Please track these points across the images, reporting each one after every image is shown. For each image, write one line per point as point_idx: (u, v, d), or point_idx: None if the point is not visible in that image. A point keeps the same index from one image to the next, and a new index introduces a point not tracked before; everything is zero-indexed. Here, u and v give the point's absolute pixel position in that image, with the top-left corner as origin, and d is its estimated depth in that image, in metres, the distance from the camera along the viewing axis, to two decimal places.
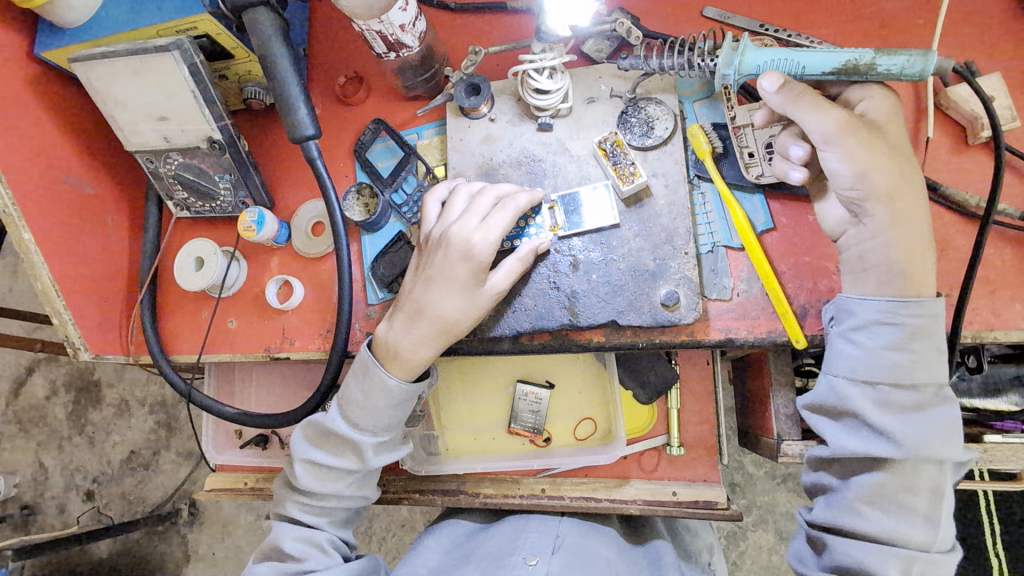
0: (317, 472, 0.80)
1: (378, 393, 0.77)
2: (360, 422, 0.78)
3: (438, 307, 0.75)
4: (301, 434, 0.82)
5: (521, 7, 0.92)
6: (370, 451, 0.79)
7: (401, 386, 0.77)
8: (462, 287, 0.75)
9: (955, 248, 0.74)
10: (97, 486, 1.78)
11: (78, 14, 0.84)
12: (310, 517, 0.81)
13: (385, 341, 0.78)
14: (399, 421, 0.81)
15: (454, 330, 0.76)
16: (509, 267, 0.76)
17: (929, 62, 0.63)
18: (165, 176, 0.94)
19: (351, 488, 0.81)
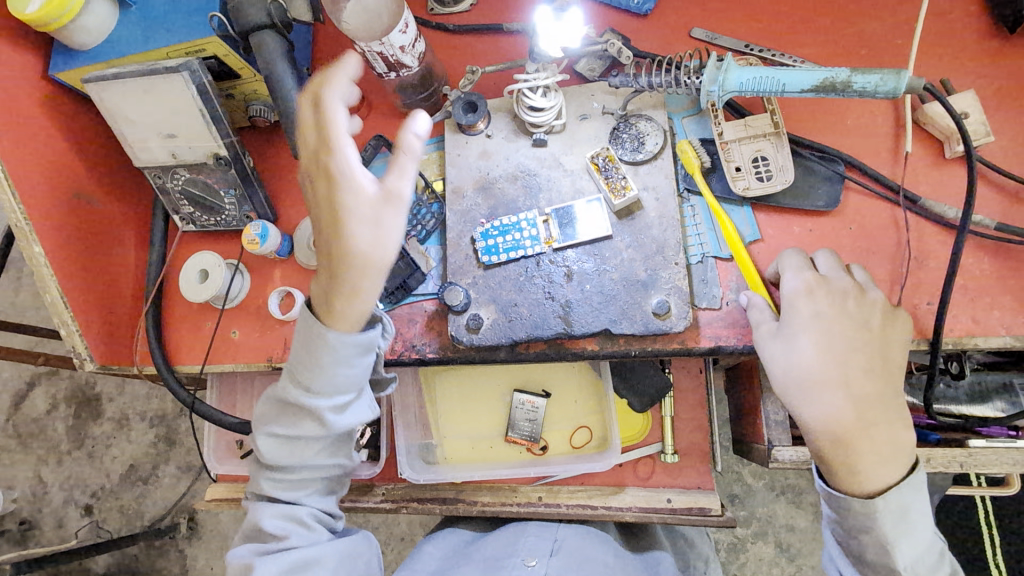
0: (282, 445, 0.73)
1: (322, 353, 0.67)
2: (312, 389, 0.69)
3: (346, 245, 0.62)
4: (260, 410, 0.76)
5: (517, 29, 0.95)
6: (327, 413, 0.70)
7: (346, 339, 0.67)
8: (359, 211, 0.62)
9: (935, 257, 0.77)
10: (95, 500, 1.79)
11: (91, 37, 0.88)
12: (286, 493, 0.75)
13: (315, 304, 0.67)
14: (358, 377, 0.70)
15: (381, 258, 0.63)
16: (400, 165, 0.61)
17: (901, 80, 0.66)
18: (172, 192, 0.97)
19: (321, 455, 0.74)
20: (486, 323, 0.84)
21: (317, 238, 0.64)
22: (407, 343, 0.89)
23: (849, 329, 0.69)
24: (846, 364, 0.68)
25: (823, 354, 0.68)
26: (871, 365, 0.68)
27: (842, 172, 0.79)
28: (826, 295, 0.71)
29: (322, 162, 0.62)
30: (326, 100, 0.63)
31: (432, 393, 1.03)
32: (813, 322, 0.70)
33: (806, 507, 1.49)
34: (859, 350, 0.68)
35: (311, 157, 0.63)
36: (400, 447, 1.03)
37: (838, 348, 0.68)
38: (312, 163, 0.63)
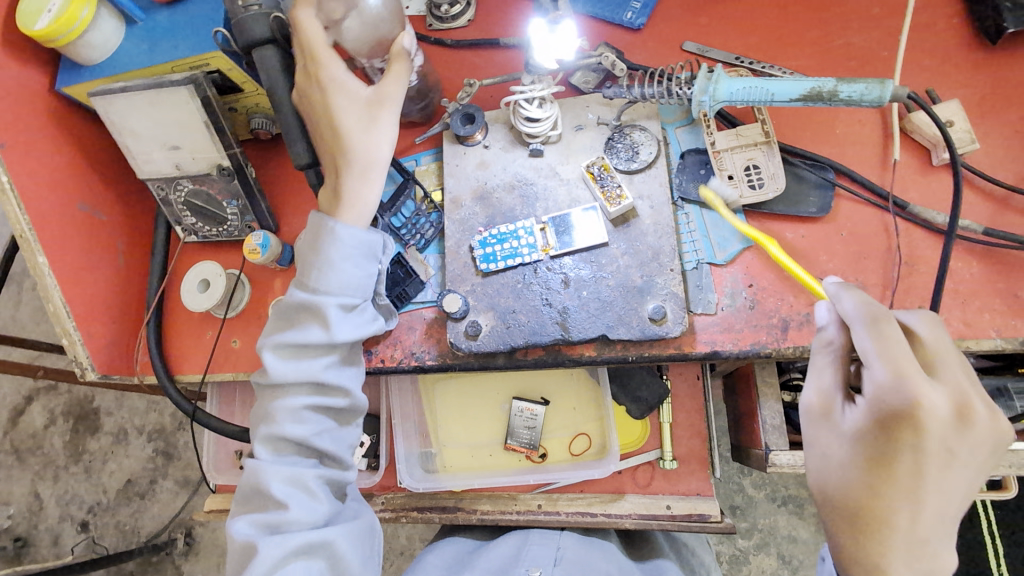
0: (291, 356, 0.77)
1: (329, 247, 0.77)
2: (322, 286, 0.77)
3: (349, 147, 0.78)
4: (269, 330, 0.80)
5: (513, 43, 0.98)
6: (335, 307, 0.77)
7: (352, 231, 0.78)
8: (354, 113, 0.78)
9: (925, 262, 0.78)
10: (92, 516, 1.77)
11: (99, 53, 0.90)
12: (293, 428, 0.75)
13: (326, 203, 0.82)
14: (362, 280, 0.80)
15: (377, 158, 0.79)
16: (393, 75, 0.78)
17: (886, 89, 0.68)
18: (175, 203, 0.99)
19: (330, 369, 0.77)
20: (484, 329, 0.85)
21: (326, 145, 0.81)
22: (407, 350, 0.90)
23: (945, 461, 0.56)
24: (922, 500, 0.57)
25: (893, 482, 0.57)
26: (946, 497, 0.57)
27: (832, 179, 0.81)
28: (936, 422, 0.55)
29: (317, 82, 0.77)
30: (303, 26, 0.77)
31: (431, 402, 1.04)
32: (898, 450, 0.56)
33: (808, 518, 1.49)
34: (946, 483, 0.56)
35: (308, 80, 0.78)
36: (399, 455, 1.03)
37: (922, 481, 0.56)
38: (312, 86, 0.78)
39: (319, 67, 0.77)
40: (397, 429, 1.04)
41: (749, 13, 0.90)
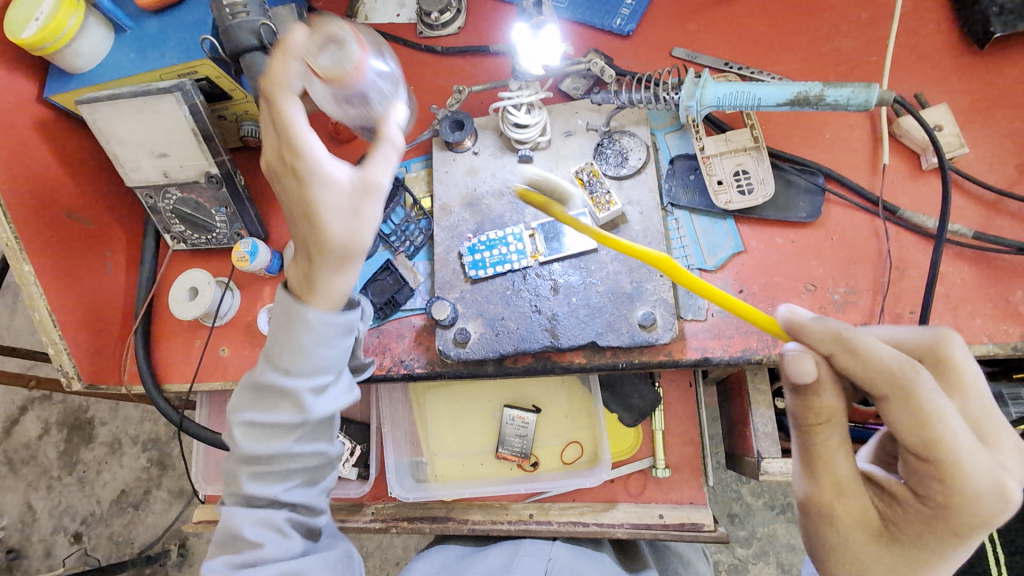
0: (258, 436, 0.65)
1: (299, 332, 0.62)
2: (291, 367, 0.62)
3: (326, 239, 0.60)
4: (235, 399, 0.67)
5: (502, 50, 0.98)
6: (309, 395, 0.63)
7: (327, 318, 0.63)
8: (334, 202, 0.59)
9: (915, 266, 0.78)
10: (85, 527, 1.75)
11: (87, 61, 0.90)
12: (262, 490, 0.66)
13: (294, 280, 0.64)
14: (338, 359, 0.65)
15: (359, 248, 0.61)
16: (381, 157, 0.61)
17: (872, 93, 0.68)
18: (164, 211, 0.99)
19: (302, 445, 0.65)
20: (473, 337, 0.84)
21: (296, 232, 0.62)
22: (396, 358, 0.89)
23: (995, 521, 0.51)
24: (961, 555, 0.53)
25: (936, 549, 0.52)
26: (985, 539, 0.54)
27: (821, 184, 0.81)
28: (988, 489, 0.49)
29: (291, 167, 0.59)
30: (281, 100, 0.58)
31: (422, 410, 1.03)
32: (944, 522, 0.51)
33: None
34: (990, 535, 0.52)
35: (281, 163, 0.60)
36: (389, 464, 1.02)
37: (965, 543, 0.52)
38: (283, 168, 0.60)
39: (292, 151, 0.58)
40: (387, 438, 1.03)
41: (737, 18, 0.90)
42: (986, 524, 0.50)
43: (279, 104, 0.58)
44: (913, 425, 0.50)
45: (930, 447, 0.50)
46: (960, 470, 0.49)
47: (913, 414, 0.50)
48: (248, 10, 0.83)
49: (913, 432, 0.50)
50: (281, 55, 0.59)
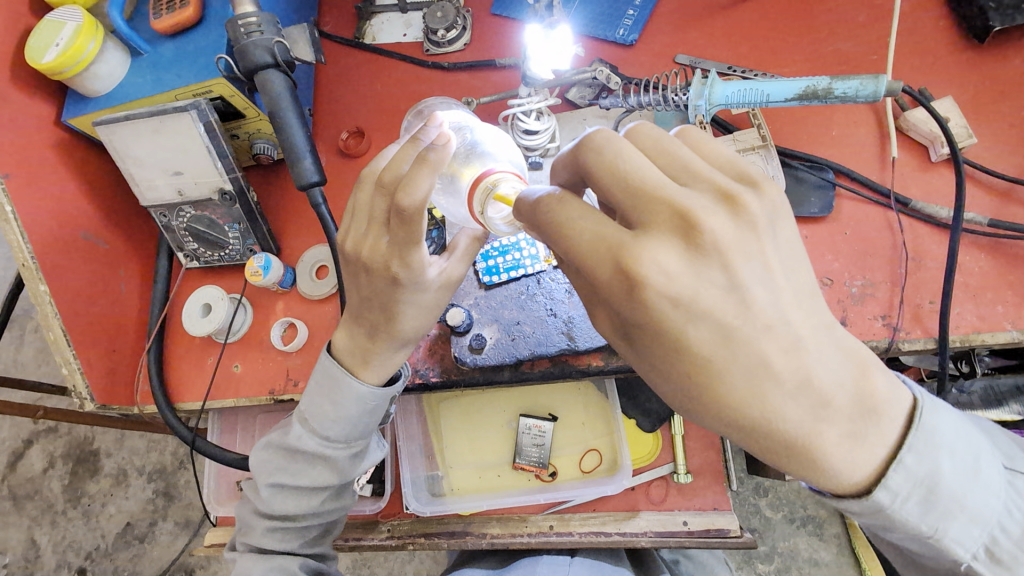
0: (288, 493, 0.73)
1: (346, 402, 0.71)
2: (331, 434, 0.72)
3: (397, 329, 0.68)
4: (259, 457, 0.75)
5: (509, 63, 1.00)
6: (345, 461, 0.73)
7: (375, 394, 0.71)
8: (419, 302, 0.66)
9: (932, 257, 0.77)
10: (90, 562, 1.71)
11: (104, 84, 0.92)
12: (284, 542, 0.74)
13: (345, 352, 0.71)
14: (371, 427, 0.75)
15: (421, 333, 0.71)
16: (466, 249, 0.68)
17: (881, 85, 0.70)
18: (177, 229, 1.00)
19: (327, 503, 0.75)
20: (489, 342, 0.83)
21: (365, 315, 0.67)
22: (411, 368, 0.88)
23: (794, 416, 0.43)
24: (813, 467, 0.44)
25: (758, 451, 0.46)
26: (852, 439, 0.44)
27: (832, 179, 0.81)
28: (741, 376, 0.43)
29: (394, 270, 0.61)
30: (418, 211, 0.55)
31: (436, 421, 1.02)
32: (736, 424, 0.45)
33: (829, 539, 1.43)
34: (827, 434, 0.43)
35: (382, 265, 0.61)
36: (405, 479, 1.00)
37: (781, 450, 0.44)
38: (382, 270, 0.61)
39: (405, 263, 0.60)
40: (402, 452, 1.01)
41: (739, 24, 0.92)
42: (778, 417, 0.43)
43: (412, 219, 0.56)
44: (640, 324, 0.45)
45: (669, 342, 0.44)
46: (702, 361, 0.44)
47: (634, 310, 0.44)
48: (262, 29, 0.85)
49: (640, 326, 0.45)
50: (422, 169, 0.53)
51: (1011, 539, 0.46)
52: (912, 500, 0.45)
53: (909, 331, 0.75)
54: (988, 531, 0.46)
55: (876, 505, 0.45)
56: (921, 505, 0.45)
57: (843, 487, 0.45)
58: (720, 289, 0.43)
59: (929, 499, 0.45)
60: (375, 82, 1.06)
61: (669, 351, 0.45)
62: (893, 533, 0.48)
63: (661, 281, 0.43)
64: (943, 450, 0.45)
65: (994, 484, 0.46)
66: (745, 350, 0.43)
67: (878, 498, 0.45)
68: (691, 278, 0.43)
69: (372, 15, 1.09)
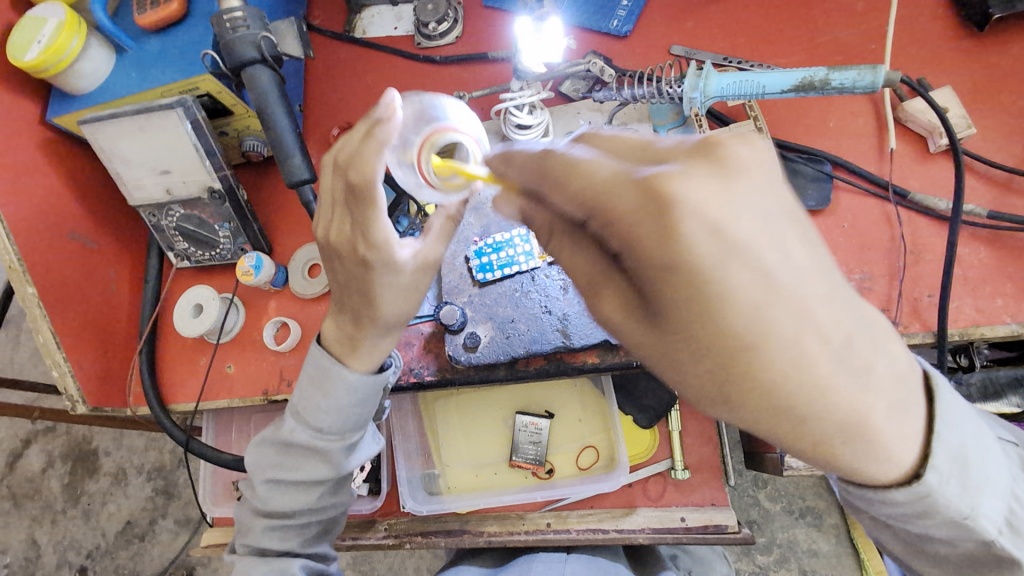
0: (284, 490, 0.73)
1: (338, 393, 0.69)
2: (323, 426, 0.71)
3: (380, 314, 0.64)
4: (256, 455, 0.75)
5: (501, 56, 0.99)
6: (340, 453, 0.72)
7: (366, 381, 0.70)
8: (396, 285, 0.62)
9: (931, 249, 0.76)
10: (90, 561, 1.71)
11: (88, 82, 0.90)
12: (282, 541, 0.74)
13: (333, 339, 0.70)
14: (365, 417, 0.73)
15: (405, 319, 0.67)
16: (438, 231, 0.65)
17: (878, 75, 0.68)
18: (167, 229, 0.99)
19: (324, 498, 0.75)
20: (483, 341, 0.82)
21: (347, 303, 0.65)
22: (405, 367, 0.87)
23: (848, 401, 0.37)
24: (864, 451, 0.39)
25: (802, 449, 0.40)
26: (896, 414, 0.39)
27: (829, 171, 0.80)
28: (792, 342, 0.35)
29: (362, 252, 0.59)
30: (373, 188, 0.55)
31: (432, 420, 1.01)
32: (770, 419, 0.38)
33: (828, 530, 1.43)
34: (878, 416, 0.38)
35: (350, 248, 0.60)
36: (401, 478, 1.00)
37: (835, 443, 0.39)
38: (351, 252, 0.60)
39: (369, 243, 0.58)
40: (399, 450, 1.01)
41: (735, 13, 0.90)
42: (840, 399, 0.37)
43: (365, 192, 0.55)
44: (678, 285, 0.36)
45: (704, 326, 0.36)
46: (762, 341, 0.35)
47: (675, 263, 0.35)
48: (248, 23, 0.83)
49: (680, 305, 0.36)
50: (369, 143, 0.54)
51: (1019, 504, 0.47)
52: (952, 479, 0.44)
53: (908, 325, 0.74)
54: (1006, 499, 0.46)
55: (925, 489, 0.43)
56: (959, 482, 0.44)
57: (889, 475, 0.43)
58: (766, 243, 0.35)
59: (964, 474, 0.44)
60: (365, 77, 1.05)
61: (704, 315, 0.36)
62: (929, 518, 0.45)
63: (698, 211, 0.35)
64: (966, 424, 0.45)
65: (995, 450, 0.47)
66: (805, 321, 0.35)
67: (927, 481, 0.43)
68: (728, 210, 0.35)
69: (362, 8, 1.08)
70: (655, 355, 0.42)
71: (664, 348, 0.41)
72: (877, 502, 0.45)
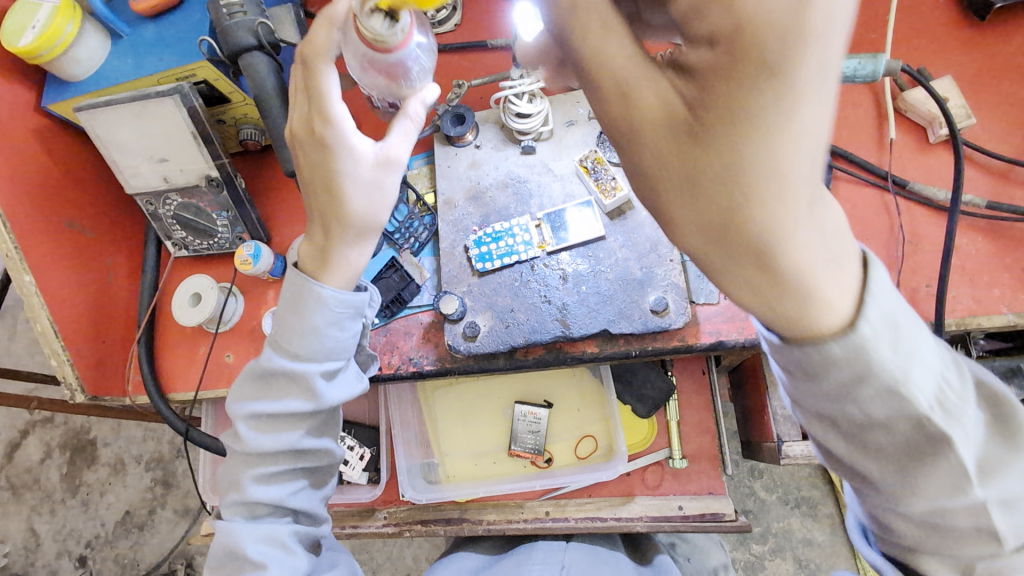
0: (266, 428, 0.70)
1: (314, 311, 0.68)
2: (300, 351, 0.68)
3: (345, 213, 0.67)
4: (236, 393, 0.72)
5: (500, 44, 0.98)
6: (320, 383, 0.69)
7: (340, 295, 0.69)
8: (358, 178, 0.67)
9: (929, 240, 0.77)
10: (90, 550, 1.72)
11: (83, 68, 0.89)
12: (270, 493, 0.70)
13: (306, 259, 0.71)
14: (346, 342, 0.71)
15: (375, 222, 0.70)
16: (400, 130, 0.69)
17: (879, 64, 0.68)
18: (164, 217, 0.98)
19: (309, 438, 0.71)
20: (483, 330, 0.83)
21: (314, 203, 0.69)
22: (404, 357, 0.88)
23: (817, 237, 0.43)
24: (806, 284, 0.43)
25: (751, 283, 0.45)
26: (837, 268, 0.43)
27: (829, 161, 0.80)
28: (806, 155, 0.41)
29: (318, 130, 0.65)
30: (320, 66, 0.64)
31: (431, 410, 1.01)
32: (743, 239, 0.43)
33: (823, 519, 1.44)
34: (822, 263, 0.43)
35: (308, 131, 0.66)
36: (401, 467, 1.00)
37: (792, 273, 0.43)
38: (306, 131, 0.66)
39: (322, 118, 0.65)
40: (397, 440, 1.02)
41: None
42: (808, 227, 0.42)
43: (319, 77, 0.64)
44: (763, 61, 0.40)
45: (740, 116, 0.41)
46: (781, 138, 0.41)
47: (778, 41, 0.39)
48: (245, 10, 0.83)
49: (751, 74, 0.40)
50: (321, 23, 0.63)
51: (950, 388, 0.45)
52: (885, 337, 0.43)
53: None
54: (938, 373, 0.44)
55: (861, 339, 0.43)
56: (892, 343, 0.43)
57: (817, 323, 0.44)
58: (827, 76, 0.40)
59: (900, 339, 0.43)
60: None
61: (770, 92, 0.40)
62: (864, 387, 0.44)
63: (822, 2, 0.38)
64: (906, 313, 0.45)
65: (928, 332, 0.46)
66: (812, 150, 0.41)
67: (861, 331, 0.43)
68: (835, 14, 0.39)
69: None
70: (670, 164, 0.45)
71: (686, 150, 0.44)
72: (816, 373, 0.45)
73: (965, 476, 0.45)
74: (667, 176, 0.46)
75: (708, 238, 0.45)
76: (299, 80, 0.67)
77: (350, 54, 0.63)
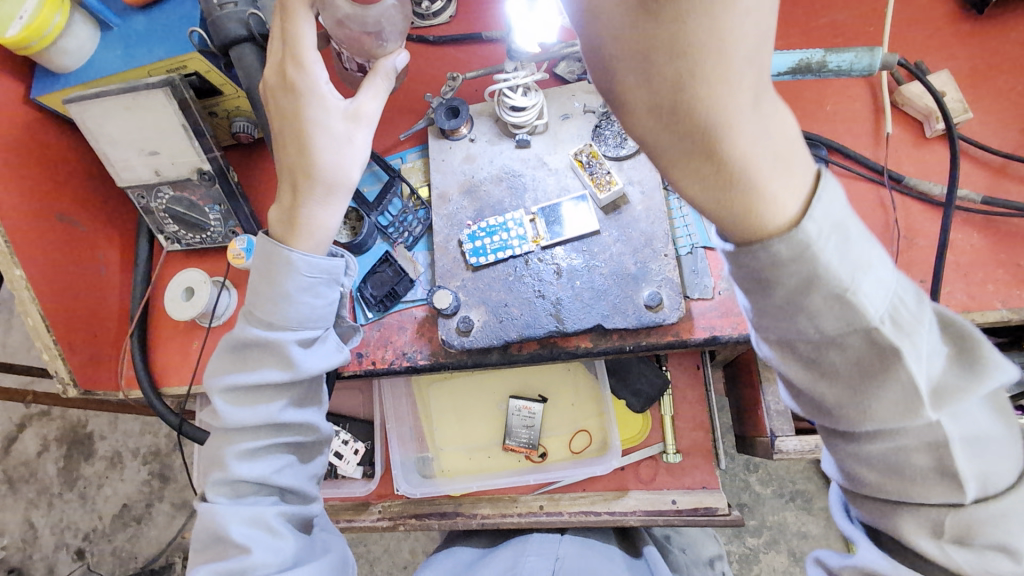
0: (245, 400, 0.70)
1: (285, 276, 0.68)
2: (274, 319, 0.68)
3: (314, 163, 0.69)
4: (214, 367, 0.72)
5: (495, 36, 0.97)
6: (296, 352, 0.69)
7: (310, 258, 0.69)
8: (328, 130, 0.70)
9: (924, 235, 0.76)
10: (87, 543, 1.72)
11: (73, 59, 0.88)
12: (254, 471, 0.69)
13: (276, 221, 0.72)
14: (322, 309, 0.71)
15: (344, 176, 0.71)
16: (370, 90, 0.73)
17: (875, 58, 0.67)
18: (156, 211, 0.98)
19: (288, 410, 0.71)
20: (476, 325, 0.82)
21: (284, 157, 0.71)
22: (398, 351, 0.87)
23: (763, 137, 0.44)
24: (753, 182, 0.44)
25: (702, 180, 0.46)
26: (782, 168, 0.45)
27: (825, 156, 0.79)
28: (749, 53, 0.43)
29: (289, 74, 0.68)
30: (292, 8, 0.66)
31: (426, 404, 1.01)
32: (692, 135, 0.44)
33: (818, 513, 1.45)
34: (766, 162, 0.44)
35: (279, 78, 0.69)
36: (395, 461, 1.00)
37: (739, 170, 0.44)
38: (278, 78, 0.69)
39: (296, 63, 0.67)
40: (392, 434, 1.01)
41: None
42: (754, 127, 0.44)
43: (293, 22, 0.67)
44: None
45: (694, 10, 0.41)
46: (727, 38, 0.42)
47: None
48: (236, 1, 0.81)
49: None
50: None
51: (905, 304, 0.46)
52: (831, 240, 0.45)
53: None
54: (890, 291, 0.45)
55: (807, 239, 0.44)
56: (839, 247, 0.45)
57: (765, 219, 0.45)
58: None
59: (845, 242, 0.45)
60: None
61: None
62: (813, 295, 0.45)
63: None
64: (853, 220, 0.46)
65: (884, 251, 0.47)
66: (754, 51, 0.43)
67: (806, 228, 0.44)
68: None
69: None
70: (627, 61, 0.44)
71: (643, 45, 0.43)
72: (768, 280, 0.46)
73: (919, 401, 0.45)
74: (623, 72, 0.45)
75: (667, 136, 0.45)
76: (275, 34, 0.69)
77: (328, 15, 0.69)
